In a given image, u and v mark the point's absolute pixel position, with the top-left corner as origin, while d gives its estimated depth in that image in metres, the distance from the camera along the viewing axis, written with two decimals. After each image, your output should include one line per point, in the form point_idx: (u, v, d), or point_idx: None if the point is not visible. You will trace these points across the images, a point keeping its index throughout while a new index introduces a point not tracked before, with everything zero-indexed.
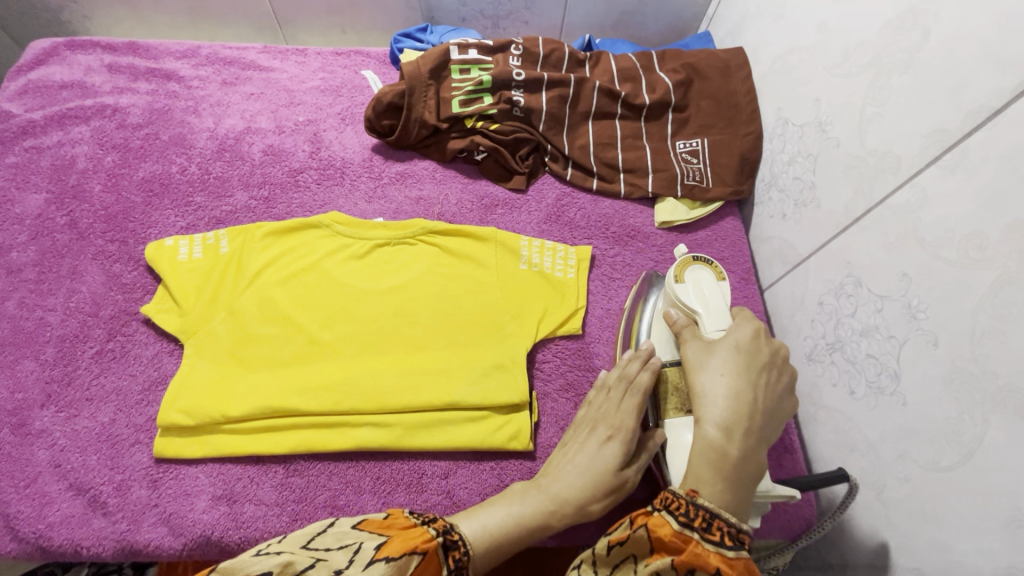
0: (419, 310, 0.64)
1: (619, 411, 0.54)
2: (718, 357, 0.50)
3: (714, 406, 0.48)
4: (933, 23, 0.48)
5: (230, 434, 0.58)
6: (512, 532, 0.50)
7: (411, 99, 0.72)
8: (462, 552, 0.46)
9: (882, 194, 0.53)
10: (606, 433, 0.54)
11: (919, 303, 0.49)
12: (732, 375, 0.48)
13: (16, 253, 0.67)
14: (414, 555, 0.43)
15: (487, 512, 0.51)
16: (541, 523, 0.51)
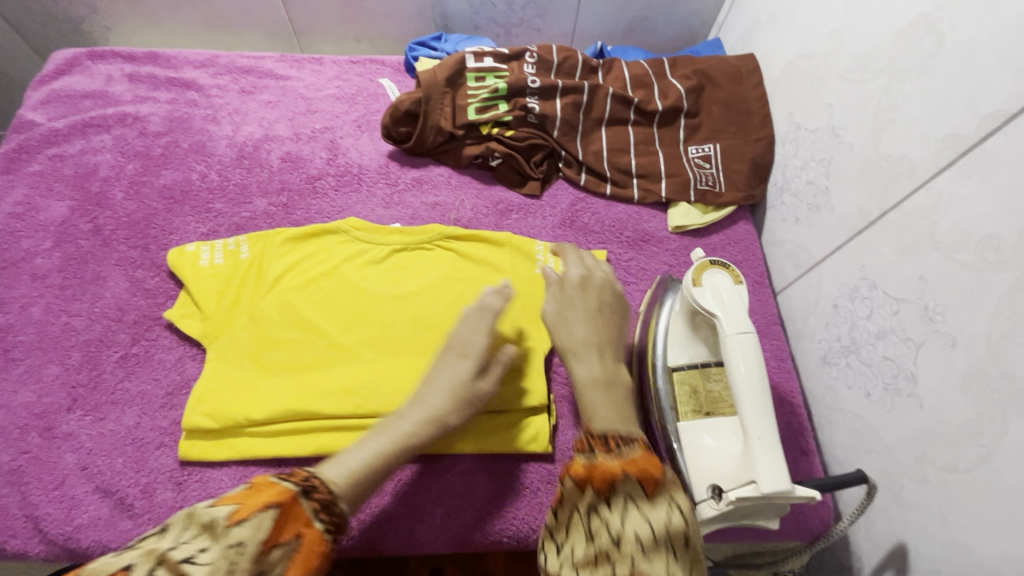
0: (437, 314, 0.65)
1: (464, 336, 0.56)
2: (571, 307, 0.57)
3: (581, 358, 0.54)
4: (947, 31, 0.49)
5: (253, 436, 0.59)
6: (391, 458, 0.49)
7: (427, 106, 0.73)
8: (326, 495, 0.43)
9: (897, 198, 0.54)
10: (459, 354, 0.55)
11: (936, 306, 0.49)
12: (584, 318, 0.57)
13: (41, 260, 0.68)
14: (269, 512, 0.39)
15: (352, 454, 0.48)
16: (408, 443, 0.50)
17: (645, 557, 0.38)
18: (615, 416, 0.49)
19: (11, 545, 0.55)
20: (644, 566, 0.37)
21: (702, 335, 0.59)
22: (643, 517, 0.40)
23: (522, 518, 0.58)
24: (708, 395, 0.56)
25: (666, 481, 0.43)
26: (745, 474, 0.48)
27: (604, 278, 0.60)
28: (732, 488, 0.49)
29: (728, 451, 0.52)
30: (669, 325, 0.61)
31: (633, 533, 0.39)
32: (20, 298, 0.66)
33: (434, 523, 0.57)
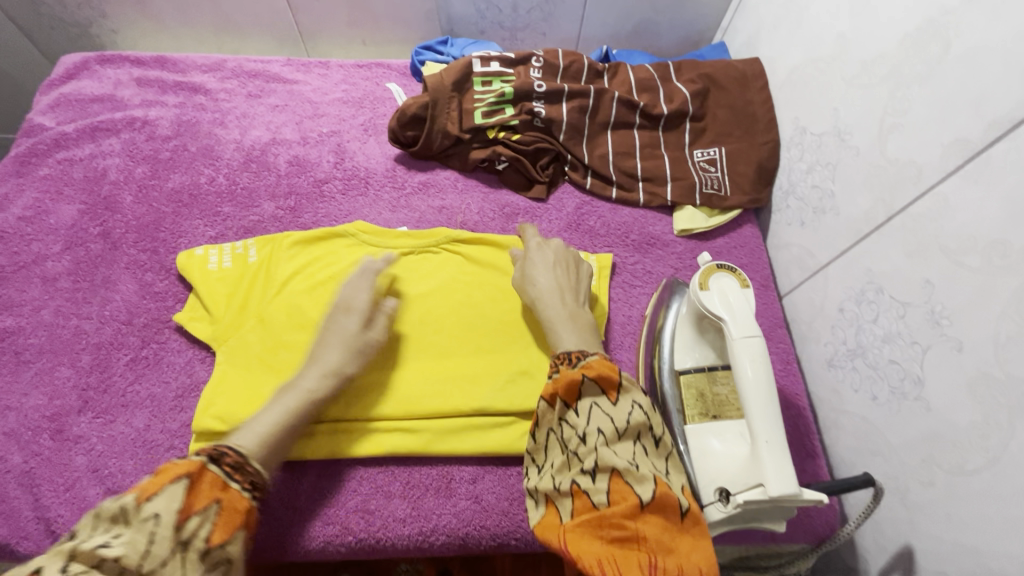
0: (443, 317, 0.65)
1: (348, 299, 0.61)
2: (540, 262, 0.65)
3: (546, 300, 0.62)
4: (953, 37, 0.49)
5: None
6: (302, 414, 0.54)
7: (434, 110, 0.74)
8: (235, 459, 0.48)
9: (903, 202, 0.54)
10: (346, 312, 0.60)
11: (943, 310, 0.50)
12: (551, 269, 0.64)
13: (51, 263, 0.69)
14: (182, 481, 0.44)
15: (257, 420, 0.53)
16: (312, 398, 0.55)
17: (607, 448, 0.48)
18: (578, 339, 0.58)
19: (22, 546, 0.55)
20: (606, 454, 0.48)
21: (709, 339, 0.60)
22: (605, 416, 0.50)
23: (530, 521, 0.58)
24: (714, 398, 0.57)
25: (622, 382, 0.52)
26: (753, 477, 0.49)
27: (560, 243, 0.68)
28: (740, 491, 0.49)
29: (735, 453, 0.52)
30: (676, 328, 0.61)
31: (597, 431, 0.49)
32: (31, 301, 0.66)
33: (442, 526, 0.57)
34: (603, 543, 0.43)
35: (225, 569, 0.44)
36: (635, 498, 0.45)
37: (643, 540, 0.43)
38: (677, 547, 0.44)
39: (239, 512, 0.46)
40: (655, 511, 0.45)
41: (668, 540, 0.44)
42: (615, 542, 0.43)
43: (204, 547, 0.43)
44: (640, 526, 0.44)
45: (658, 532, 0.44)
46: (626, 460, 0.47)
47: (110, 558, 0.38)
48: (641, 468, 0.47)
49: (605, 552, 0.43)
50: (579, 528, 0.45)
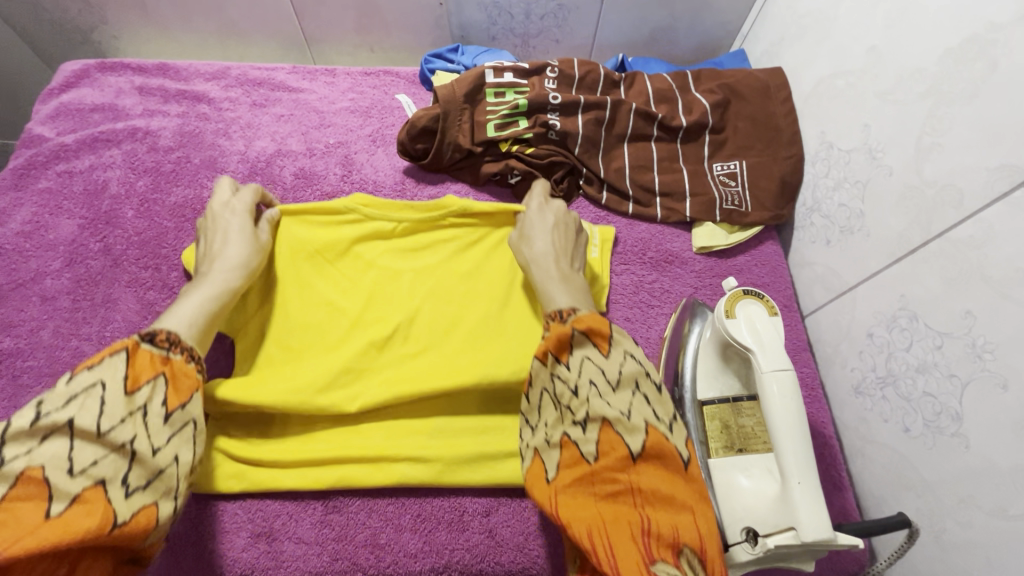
0: (453, 288, 0.65)
1: (232, 209, 0.63)
2: (537, 224, 0.64)
3: (539, 262, 0.60)
4: (1001, 55, 0.47)
5: (267, 470, 0.56)
6: (223, 303, 0.56)
7: (445, 123, 0.71)
8: (166, 336, 0.48)
9: (942, 227, 0.51)
10: (237, 218, 0.62)
11: (986, 343, 0.47)
12: (546, 233, 0.63)
13: (50, 280, 0.67)
14: (119, 353, 0.44)
15: (181, 305, 0.53)
16: (230, 286, 0.57)
17: (600, 400, 0.46)
18: (569, 297, 0.55)
19: None
20: (598, 404, 0.45)
21: (734, 368, 0.57)
22: (597, 369, 0.47)
23: (546, 557, 0.56)
24: (739, 431, 0.54)
25: (612, 334, 0.49)
26: (784, 519, 0.46)
27: (562, 206, 0.66)
28: (770, 534, 0.47)
29: (763, 492, 0.50)
30: (699, 354, 0.59)
31: (590, 383, 0.47)
32: (29, 321, 0.64)
33: (455, 561, 0.55)
34: (595, 500, 0.43)
35: (192, 427, 0.48)
36: (624, 450, 0.44)
37: (636, 491, 0.42)
38: (675, 496, 0.42)
39: (188, 378, 0.48)
40: (646, 461, 0.43)
41: (665, 491, 0.42)
42: (607, 497, 0.42)
43: (164, 412, 0.45)
44: (633, 478, 0.43)
45: (654, 481, 0.43)
46: (619, 410, 0.45)
47: (57, 424, 0.39)
48: (634, 417, 0.45)
49: (595, 512, 0.42)
50: (570, 487, 0.44)
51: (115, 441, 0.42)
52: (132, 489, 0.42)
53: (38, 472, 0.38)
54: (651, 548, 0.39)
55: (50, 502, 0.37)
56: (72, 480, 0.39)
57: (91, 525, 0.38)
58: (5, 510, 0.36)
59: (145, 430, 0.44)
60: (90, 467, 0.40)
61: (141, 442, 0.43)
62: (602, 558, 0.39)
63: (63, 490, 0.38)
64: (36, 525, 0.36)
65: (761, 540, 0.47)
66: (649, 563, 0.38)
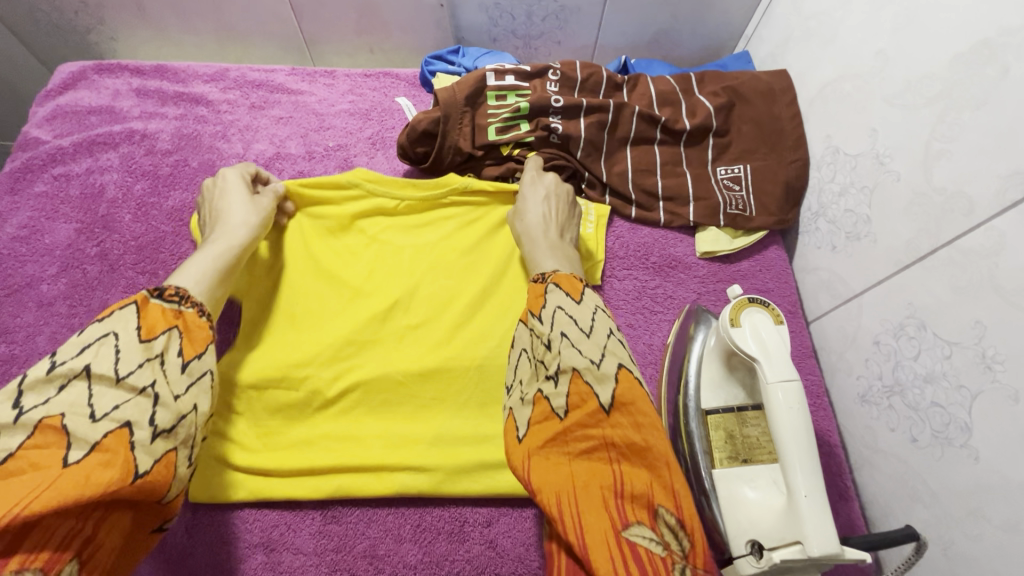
0: (453, 262, 0.65)
1: (234, 175, 0.63)
2: (526, 196, 0.64)
3: (528, 231, 0.62)
4: (1013, 60, 0.46)
5: (272, 481, 0.56)
6: (231, 265, 0.56)
7: (446, 126, 0.69)
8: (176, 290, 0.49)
9: (951, 235, 0.50)
10: (241, 185, 0.62)
11: (996, 354, 0.46)
12: (535, 202, 0.63)
13: (47, 286, 0.66)
14: (131, 306, 0.45)
15: (192, 264, 0.53)
16: (237, 244, 0.57)
17: (572, 349, 0.47)
18: (555, 262, 0.59)
19: None
20: (569, 354, 0.46)
21: (739, 376, 0.57)
22: (569, 320, 0.49)
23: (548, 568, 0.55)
24: (744, 441, 0.54)
25: (585, 289, 0.52)
26: (790, 533, 0.45)
27: (554, 178, 0.66)
28: (776, 547, 0.46)
29: (769, 504, 0.49)
30: (703, 362, 0.58)
31: (562, 335, 0.47)
32: (25, 328, 0.64)
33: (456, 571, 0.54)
34: (570, 458, 0.43)
35: (210, 377, 0.48)
36: (594, 403, 0.44)
37: (612, 445, 0.43)
38: (649, 449, 0.42)
39: (203, 330, 0.49)
40: (619, 409, 0.44)
41: (638, 442, 0.42)
42: (583, 454, 0.43)
43: (181, 361, 0.46)
44: (607, 432, 0.43)
45: (627, 431, 0.43)
46: (588, 358, 0.46)
47: (74, 371, 0.41)
48: (604, 365, 0.46)
49: (568, 476, 0.42)
50: (544, 448, 0.43)
51: (135, 387, 0.42)
52: (155, 433, 0.42)
53: (57, 419, 0.39)
54: (625, 509, 0.40)
55: (69, 448, 0.38)
56: (93, 425, 0.40)
57: (107, 474, 0.38)
58: (25, 457, 0.37)
59: (164, 377, 0.44)
60: (111, 411, 0.41)
61: (161, 387, 0.43)
62: (569, 528, 0.39)
63: (81, 437, 0.39)
64: (56, 470, 0.37)
65: (767, 554, 0.46)
66: (623, 526, 0.39)
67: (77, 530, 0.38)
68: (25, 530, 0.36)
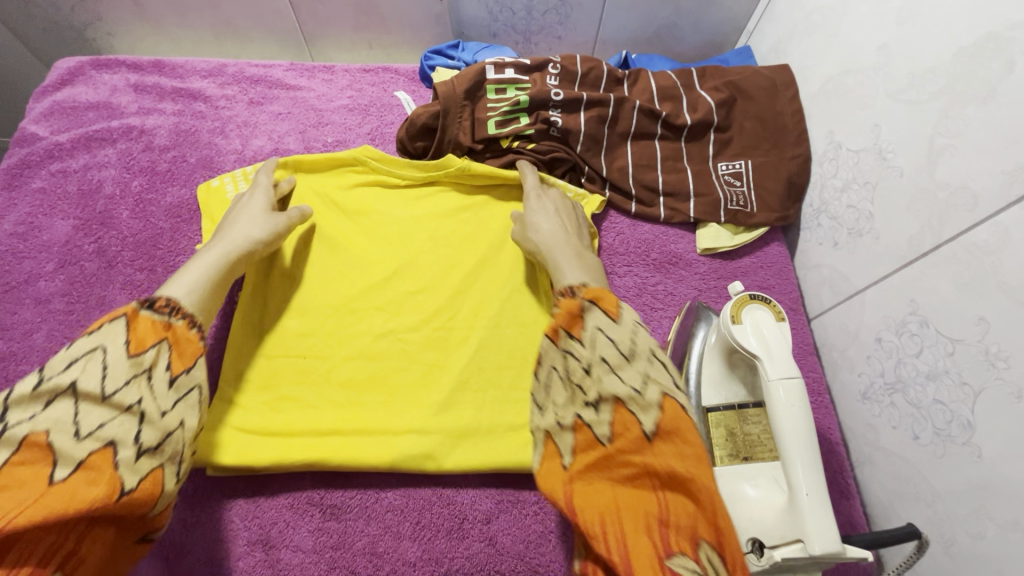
0: (452, 234, 0.68)
1: (258, 185, 0.63)
2: (537, 211, 0.64)
3: (545, 239, 0.61)
4: (1019, 54, 0.45)
5: (275, 439, 0.56)
6: (226, 273, 0.55)
7: (445, 120, 0.69)
8: (170, 305, 0.49)
9: (954, 231, 0.50)
10: (266, 195, 0.63)
11: (1000, 351, 0.46)
12: (548, 215, 0.64)
13: (44, 282, 0.66)
14: (118, 320, 0.45)
15: (185, 276, 0.53)
16: (232, 256, 0.56)
17: (612, 376, 0.47)
18: (580, 273, 0.57)
19: None
20: (610, 382, 0.46)
21: (740, 374, 0.56)
22: (609, 344, 0.48)
23: (547, 566, 0.55)
24: (745, 439, 0.53)
25: (621, 305, 0.51)
26: (791, 530, 0.45)
27: (559, 194, 0.68)
28: (778, 546, 0.46)
29: (770, 502, 0.49)
30: (704, 361, 0.58)
31: (602, 360, 0.47)
32: (22, 324, 0.63)
33: (455, 569, 0.54)
34: (613, 483, 0.44)
35: (197, 392, 0.48)
36: (638, 431, 0.44)
37: (654, 473, 0.43)
38: (694, 480, 0.41)
39: (192, 344, 0.49)
40: (662, 437, 0.43)
41: (682, 473, 0.41)
42: (626, 479, 0.44)
43: (169, 376, 0.46)
44: (649, 460, 0.43)
45: (671, 460, 0.42)
46: (630, 387, 0.45)
47: (60, 388, 0.41)
48: (647, 392, 0.45)
49: (611, 500, 0.43)
50: (585, 473, 0.45)
51: (121, 403, 0.43)
52: (140, 451, 0.42)
53: (43, 436, 0.39)
54: (668, 537, 0.40)
55: (54, 467, 0.39)
56: (78, 443, 0.40)
57: (92, 492, 0.39)
58: (9, 473, 0.37)
59: (150, 393, 0.44)
60: (97, 429, 0.41)
61: (147, 404, 0.44)
62: (612, 557, 0.40)
63: (67, 454, 0.40)
64: (41, 487, 0.38)
65: (768, 552, 0.46)
66: (666, 556, 0.39)
67: (59, 546, 0.39)
68: (7, 544, 0.37)
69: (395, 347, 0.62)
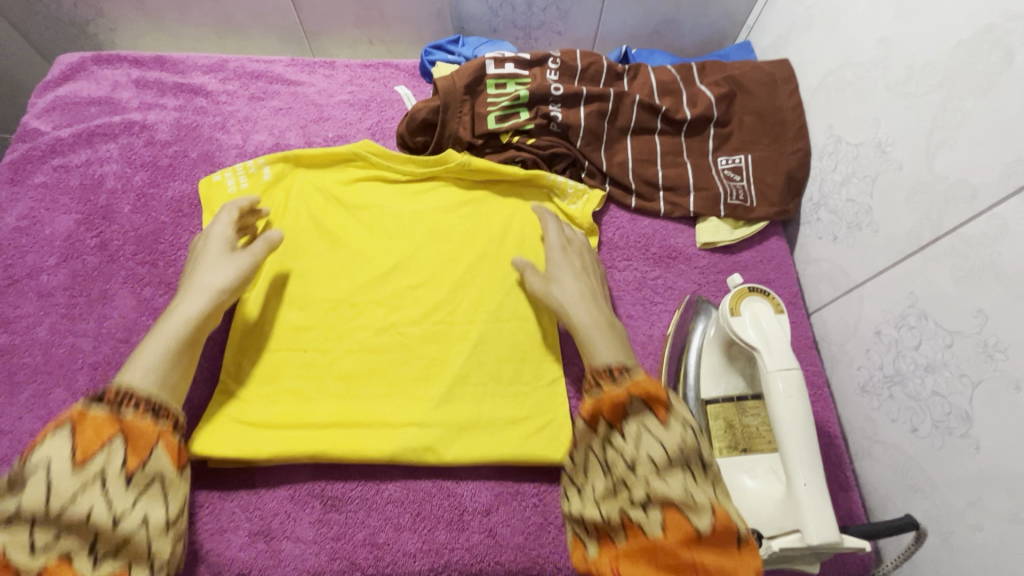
0: (452, 228, 0.68)
1: (210, 231, 0.59)
2: (559, 271, 0.61)
3: (574, 308, 0.58)
4: (1017, 46, 0.45)
5: (277, 431, 0.57)
6: (191, 336, 0.52)
7: (445, 115, 0.70)
8: (123, 400, 0.46)
9: (953, 223, 0.50)
10: (221, 242, 0.58)
11: (998, 342, 0.46)
12: (572, 278, 0.60)
13: (47, 276, 0.66)
14: (63, 428, 0.43)
15: (146, 355, 0.49)
16: (190, 325, 0.52)
17: (657, 476, 0.44)
18: (613, 350, 0.53)
19: None
20: (657, 483, 0.44)
21: (738, 367, 0.57)
22: (655, 441, 0.45)
23: (546, 557, 0.55)
24: (744, 430, 0.54)
25: (669, 400, 0.48)
26: (789, 521, 0.46)
27: (583, 246, 0.65)
28: (775, 537, 0.46)
29: (768, 493, 0.49)
30: (703, 354, 0.58)
31: (648, 458, 0.45)
32: (25, 318, 0.64)
33: (455, 561, 0.54)
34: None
35: (161, 482, 0.45)
36: (686, 530, 0.41)
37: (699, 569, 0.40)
38: None
39: (148, 434, 0.46)
40: (711, 537, 0.41)
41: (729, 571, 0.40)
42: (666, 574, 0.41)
43: (124, 474, 0.43)
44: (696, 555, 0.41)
45: (717, 559, 0.40)
46: (678, 488, 0.43)
47: (9, 511, 0.39)
48: (695, 493, 0.43)
49: None
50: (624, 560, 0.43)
51: (75, 513, 0.41)
52: (97, 559, 0.41)
53: None
54: None
55: None
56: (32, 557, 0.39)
57: None
58: None
59: (104, 498, 0.42)
60: (51, 543, 0.40)
61: (101, 509, 0.41)
62: None
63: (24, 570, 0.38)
64: None
65: (766, 543, 0.46)
66: None
67: None
68: None
69: (396, 340, 0.62)
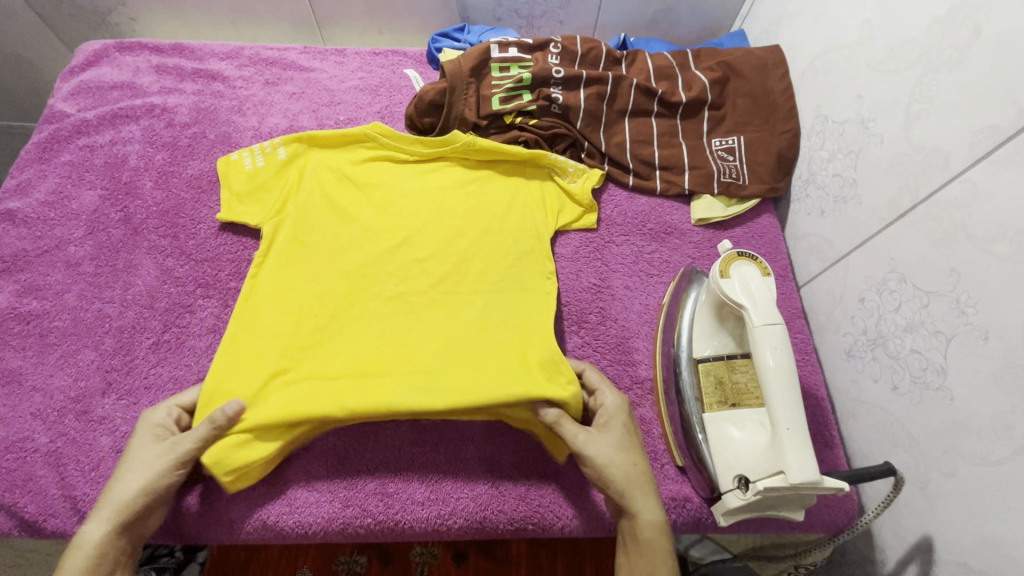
0: (456, 207, 0.71)
1: (140, 420, 0.56)
2: (622, 443, 0.55)
3: (638, 494, 0.52)
4: (985, 21, 0.49)
5: (287, 397, 0.57)
6: (101, 564, 0.49)
7: (452, 97, 0.73)
8: None
9: (929, 190, 0.53)
10: (149, 432, 0.55)
11: (969, 298, 0.49)
12: (636, 455, 0.55)
13: (74, 247, 0.70)
14: None
15: None
16: (95, 553, 0.48)
17: None
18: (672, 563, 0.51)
19: (50, 524, 0.55)
20: None
21: (729, 327, 0.59)
22: None
23: (546, 506, 0.58)
24: (733, 386, 0.57)
25: None
26: (774, 464, 0.49)
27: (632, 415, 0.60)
28: (760, 479, 0.50)
29: (754, 442, 0.53)
30: (695, 316, 0.61)
31: None
32: (55, 286, 0.67)
33: (459, 509, 0.58)
34: None
35: None
36: None
37: None
38: None
39: None
40: None
41: None
42: None
43: None
44: None
45: None
46: None
47: None
48: None
49: None
50: None
51: None
52: None
53: None
54: None
55: None
56: None
57: None
58: None
59: None
60: None
61: None
62: None
63: None
64: None
65: (753, 485, 0.50)
66: None
67: None
68: None
69: (405, 308, 0.65)
